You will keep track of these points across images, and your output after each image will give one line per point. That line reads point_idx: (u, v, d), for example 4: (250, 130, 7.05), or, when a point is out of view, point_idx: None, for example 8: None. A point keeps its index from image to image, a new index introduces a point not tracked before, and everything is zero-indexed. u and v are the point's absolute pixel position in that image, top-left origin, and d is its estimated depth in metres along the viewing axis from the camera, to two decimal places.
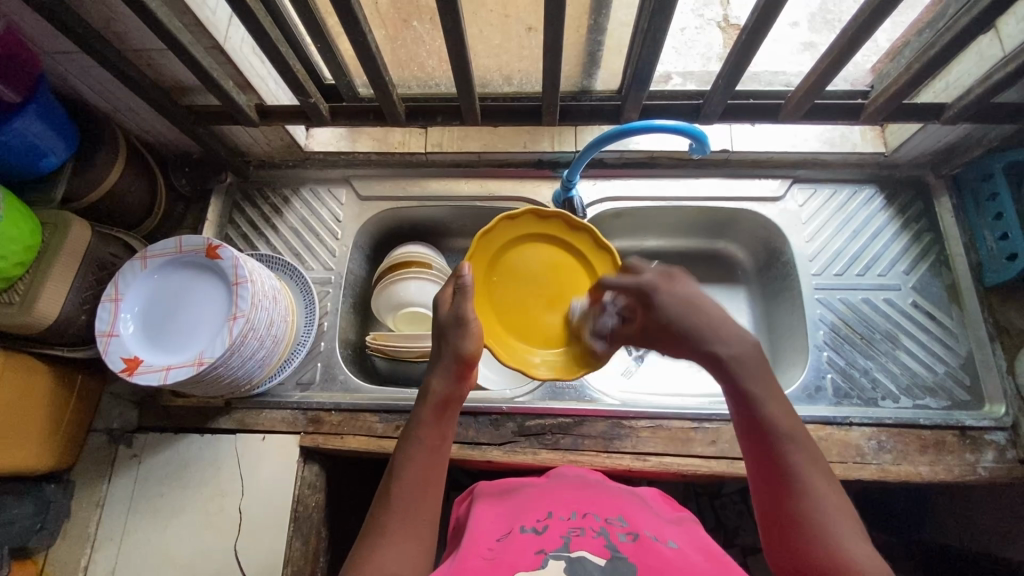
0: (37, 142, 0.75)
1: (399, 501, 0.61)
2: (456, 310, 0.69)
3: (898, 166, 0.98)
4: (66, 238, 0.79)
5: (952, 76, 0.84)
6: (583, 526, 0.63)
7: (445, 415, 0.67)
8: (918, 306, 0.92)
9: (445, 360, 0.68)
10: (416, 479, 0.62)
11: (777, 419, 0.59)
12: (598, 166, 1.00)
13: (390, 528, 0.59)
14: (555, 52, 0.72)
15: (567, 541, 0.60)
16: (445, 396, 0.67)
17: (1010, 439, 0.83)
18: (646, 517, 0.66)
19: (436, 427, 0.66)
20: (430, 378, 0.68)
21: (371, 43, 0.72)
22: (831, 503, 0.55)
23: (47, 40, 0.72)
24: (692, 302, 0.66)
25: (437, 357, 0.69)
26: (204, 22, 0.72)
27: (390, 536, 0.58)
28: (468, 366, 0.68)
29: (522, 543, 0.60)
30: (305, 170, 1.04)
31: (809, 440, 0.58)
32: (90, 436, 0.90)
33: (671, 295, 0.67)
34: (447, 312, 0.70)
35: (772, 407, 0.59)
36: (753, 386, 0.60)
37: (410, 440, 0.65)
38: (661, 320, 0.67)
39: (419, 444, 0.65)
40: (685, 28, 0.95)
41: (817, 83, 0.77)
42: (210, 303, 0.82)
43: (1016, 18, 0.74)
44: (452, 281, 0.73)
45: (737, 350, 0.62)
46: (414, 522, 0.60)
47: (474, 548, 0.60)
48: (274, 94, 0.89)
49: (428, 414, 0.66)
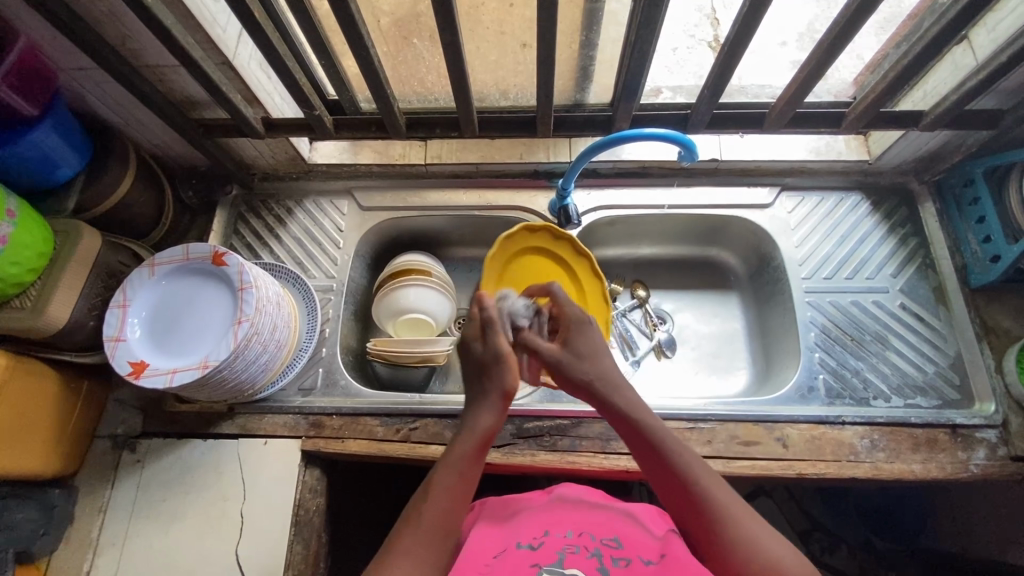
0: (51, 153, 0.79)
1: (428, 525, 0.61)
2: (495, 347, 0.68)
3: (881, 174, 1.01)
4: (77, 244, 0.82)
5: (928, 85, 0.87)
6: (579, 544, 0.65)
7: (483, 455, 0.66)
8: (906, 308, 0.94)
9: (489, 394, 0.67)
10: (449, 507, 0.62)
11: (676, 450, 0.65)
12: (592, 176, 1.03)
13: (411, 550, 0.59)
14: (548, 67, 0.76)
15: (561, 557, 0.62)
16: (489, 434, 0.66)
17: (1001, 436, 0.84)
18: (638, 533, 0.69)
19: (474, 464, 0.65)
20: (477, 413, 0.67)
21: (374, 57, 0.75)
22: (742, 512, 0.61)
23: (66, 57, 0.75)
24: (595, 346, 0.73)
25: (481, 394, 0.68)
26: (215, 39, 0.75)
27: (410, 555, 0.59)
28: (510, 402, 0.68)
29: (517, 559, 0.62)
30: (309, 181, 1.07)
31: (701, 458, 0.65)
32: (94, 442, 0.91)
33: (583, 341, 0.73)
34: (486, 348, 0.68)
35: (667, 442, 0.65)
36: (644, 420, 0.67)
37: (448, 470, 0.64)
38: (577, 352, 0.72)
39: (455, 477, 0.64)
40: (676, 48, 1.00)
41: (799, 92, 0.80)
42: (221, 312, 0.84)
43: (987, 28, 0.77)
44: (477, 309, 0.71)
45: (632, 398, 0.69)
46: (437, 547, 0.60)
47: (469, 564, 0.63)
48: (280, 108, 0.93)
49: (470, 450, 0.65)
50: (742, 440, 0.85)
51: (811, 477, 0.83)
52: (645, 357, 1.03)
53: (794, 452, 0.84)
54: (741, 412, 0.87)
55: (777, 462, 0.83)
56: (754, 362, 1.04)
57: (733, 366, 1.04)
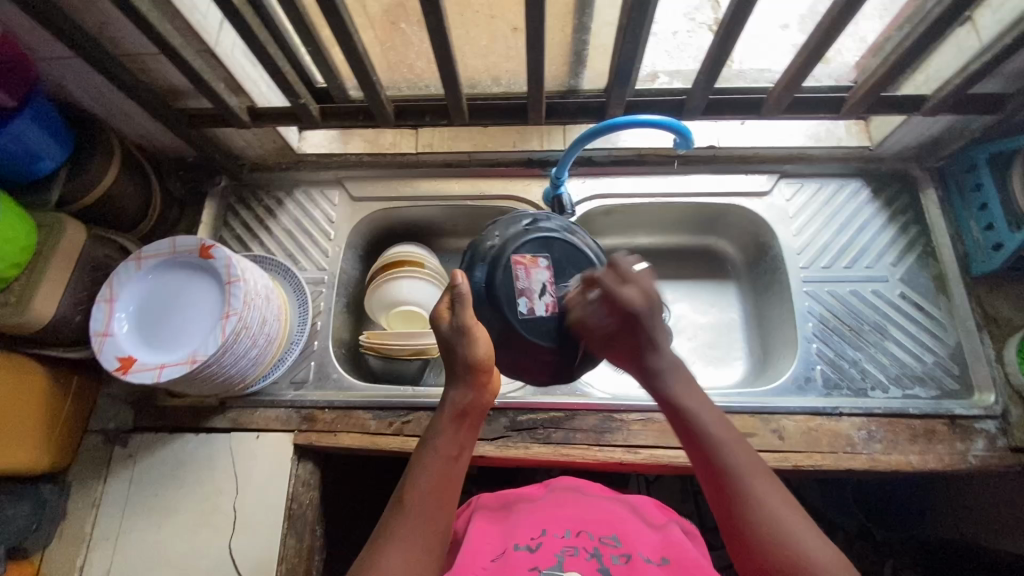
0: (32, 146, 0.77)
1: (415, 506, 0.56)
2: (456, 320, 0.62)
3: (883, 160, 0.99)
4: (61, 238, 0.80)
5: (931, 68, 0.84)
6: (578, 545, 0.63)
7: (463, 426, 0.62)
8: (906, 297, 0.92)
9: (457, 369, 0.62)
10: (434, 485, 0.58)
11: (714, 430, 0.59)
12: (587, 164, 1.01)
13: (399, 534, 0.55)
14: (538, 51, 0.73)
15: (560, 560, 0.61)
16: (464, 405, 0.62)
17: (1000, 427, 0.83)
18: (637, 529, 0.67)
19: (457, 438, 0.61)
20: (450, 389, 0.63)
21: (359, 43, 0.73)
22: (774, 501, 0.55)
23: (43, 46, 0.73)
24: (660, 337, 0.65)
25: (449, 369, 0.63)
26: (195, 25, 0.73)
27: (400, 542, 0.54)
28: (485, 370, 0.63)
29: (516, 562, 0.61)
30: (298, 172, 1.05)
31: (726, 424, 0.60)
32: (86, 436, 0.91)
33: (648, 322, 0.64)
34: (448, 325, 0.63)
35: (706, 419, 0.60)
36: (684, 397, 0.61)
37: (429, 448, 0.60)
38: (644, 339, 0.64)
39: (436, 453, 0.60)
40: (676, 31, 0.96)
41: (797, 76, 0.77)
42: (211, 303, 0.82)
43: (992, 9, 0.75)
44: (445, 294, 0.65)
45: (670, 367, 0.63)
46: (427, 525, 0.56)
47: (467, 567, 0.61)
48: (266, 96, 0.91)
49: (448, 423, 0.61)
50: (738, 432, 0.84)
51: (807, 469, 0.82)
52: None
53: (790, 445, 0.83)
54: (736, 404, 0.86)
55: (772, 454, 0.82)
56: (751, 352, 1.02)
57: (729, 357, 1.03)
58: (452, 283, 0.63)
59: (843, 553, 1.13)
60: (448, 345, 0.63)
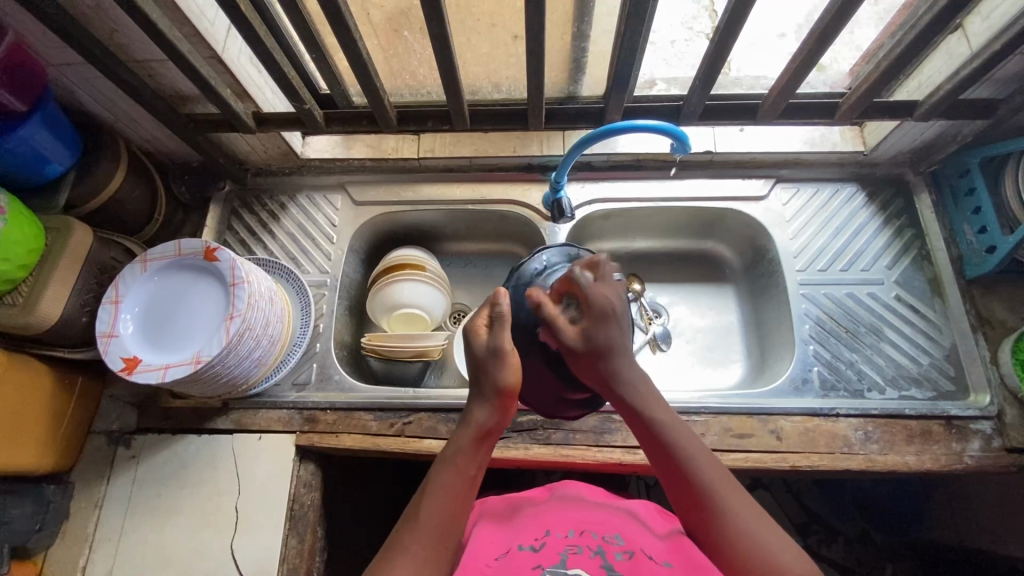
0: (41, 150, 0.79)
1: (430, 523, 0.55)
2: (493, 341, 0.59)
3: (877, 165, 1.01)
4: (69, 241, 0.81)
5: (923, 75, 0.86)
6: (580, 543, 0.64)
7: (484, 449, 0.59)
8: (901, 299, 0.94)
9: (486, 390, 0.59)
10: (450, 504, 0.56)
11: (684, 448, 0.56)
12: (586, 169, 1.03)
13: (410, 549, 0.53)
14: (538, 58, 0.75)
15: (563, 558, 0.61)
16: (489, 429, 0.59)
17: (995, 427, 0.84)
18: (639, 533, 0.68)
19: (476, 461, 0.58)
20: (474, 407, 0.60)
21: (362, 50, 0.75)
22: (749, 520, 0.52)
23: (53, 53, 0.75)
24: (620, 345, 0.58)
25: (476, 387, 0.60)
26: (203, 33, 0.75)
27: (409, 557, 0.53)
28: (515, 397, 0.60)
29: (520, 561, 0.61)
30: (301, 176, 1.07)
31: (692, 433, 0.57)
32: (90, 437, 0.92)
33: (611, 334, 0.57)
34: (483, 345, 0.60)
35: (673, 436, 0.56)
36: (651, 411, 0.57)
37: (447, 467, 0.58)
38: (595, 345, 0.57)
39: (454, 472, 0.57)
40: (674, 40, 0.99)
41: (790, 81, 0.79)
42: (215, 305, 0.84)
43: (981, 16, 0.77)
44: (485, 309, 0.62)
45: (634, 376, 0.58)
46: (438, 543, 0.54)
47: (473, 562, 0.61)
48: (271, 102, 0.93)
49: (468, 444, 0.58)
50: (735, 433, 0.85)
51: (804, 469, 0.83)
52: (642, 350, 1.03)
53: (787, 445, 0.84)
54: (733, 405, 0.86)
55: (769, 455, 0.83)
56: (749, 355, 1.03)
57: (728, 360, 1.04)
58: (495, 302, 0.61)
59: (842, 558, 1.14)
60: (480, 365, 0.60)
